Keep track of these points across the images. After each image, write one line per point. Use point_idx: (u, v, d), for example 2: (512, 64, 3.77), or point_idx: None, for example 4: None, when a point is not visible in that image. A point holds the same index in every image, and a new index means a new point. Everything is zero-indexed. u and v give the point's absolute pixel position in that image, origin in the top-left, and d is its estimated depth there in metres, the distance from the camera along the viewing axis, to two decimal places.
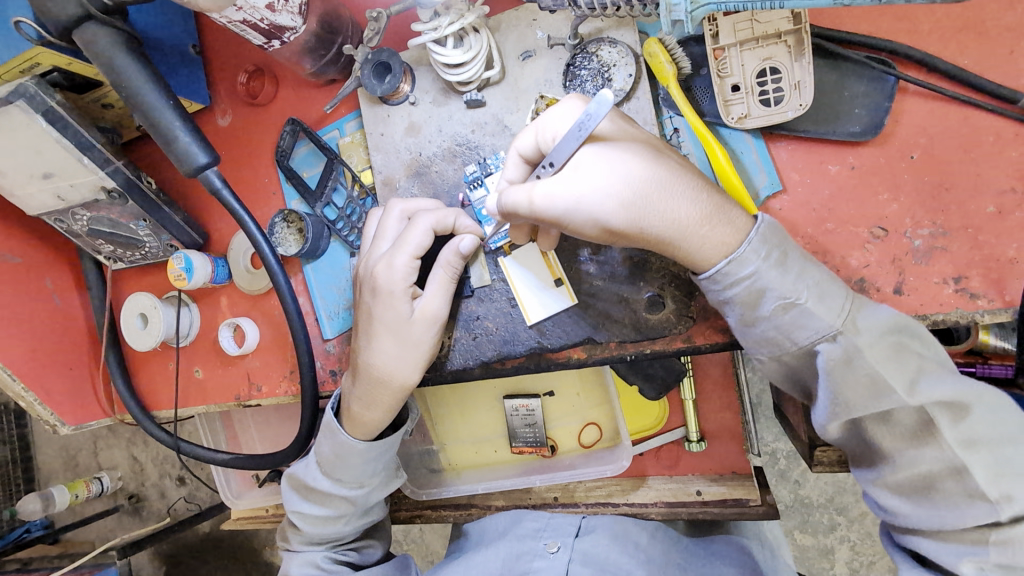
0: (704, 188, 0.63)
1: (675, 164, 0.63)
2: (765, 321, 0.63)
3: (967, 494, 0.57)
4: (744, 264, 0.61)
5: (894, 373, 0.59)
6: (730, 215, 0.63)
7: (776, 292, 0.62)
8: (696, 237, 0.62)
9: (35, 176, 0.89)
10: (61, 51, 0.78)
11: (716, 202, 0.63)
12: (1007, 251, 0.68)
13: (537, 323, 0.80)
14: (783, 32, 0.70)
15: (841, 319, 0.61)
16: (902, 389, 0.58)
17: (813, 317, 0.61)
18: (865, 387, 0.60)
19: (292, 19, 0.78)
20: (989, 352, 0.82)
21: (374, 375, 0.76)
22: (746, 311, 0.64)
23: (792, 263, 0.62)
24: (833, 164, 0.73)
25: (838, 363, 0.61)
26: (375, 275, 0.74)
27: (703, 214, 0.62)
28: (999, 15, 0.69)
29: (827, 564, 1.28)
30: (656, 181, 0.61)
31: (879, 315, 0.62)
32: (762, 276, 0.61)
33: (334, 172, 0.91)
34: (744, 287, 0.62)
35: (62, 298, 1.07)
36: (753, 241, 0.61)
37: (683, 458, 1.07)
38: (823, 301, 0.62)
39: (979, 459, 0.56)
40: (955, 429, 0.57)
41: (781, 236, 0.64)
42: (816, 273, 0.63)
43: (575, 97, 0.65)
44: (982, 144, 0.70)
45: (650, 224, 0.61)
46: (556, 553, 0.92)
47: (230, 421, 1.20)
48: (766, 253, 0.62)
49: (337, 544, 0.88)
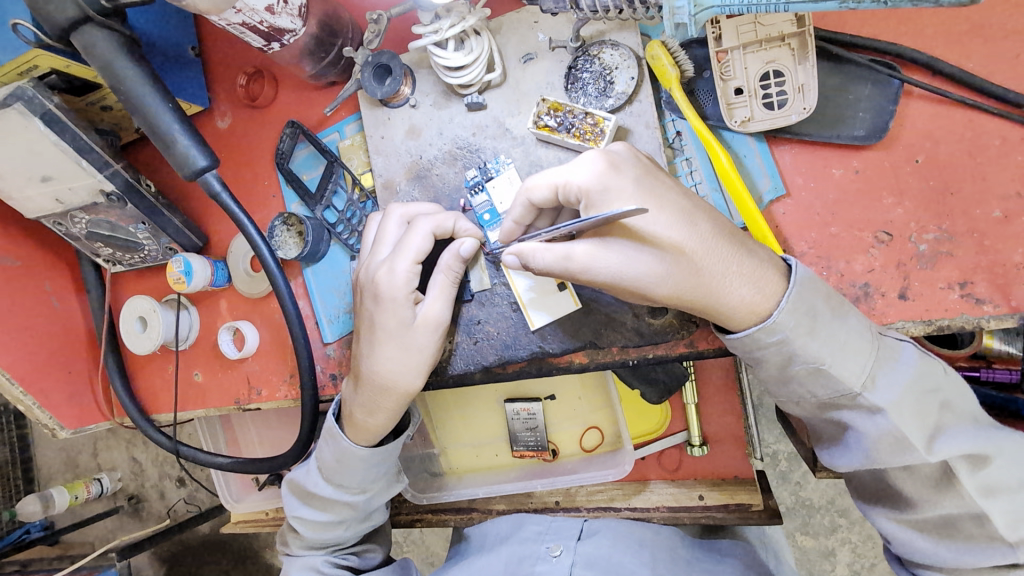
0: (737, 253, 0.61)
1: (708, 229, 0.61)
2: (792, 379, 0.62)
3: (987, 537, 0.58)
4: (772, 332, 0.60)
5: (915, 431, 0.58)
6: (762, 281, 0.61)
7: (805, 358, 0.60)
8: (728, 308, 0.61)
9: (32, 179, 0.88)
10: (59, 53, 0.78)
11: (749, 270, 0.61)
12: (1013, 256, 0.68)
13: (540, 328, 0.79)
14: (786, 35, 0.69)
15: (863, 381, 0.59)
16: (923, 446, 0.58)
17: (836, 379, 0.60)
18: (888, 445, 0.59)
19: (291, 21, 0.78)
20: (992, 357, 0.82)
21: (379, 386, 0.75)
22: (770, 367, 0.63)
23: (820, 328, 0.60)
24: (837, 168, 0.72)
25: (863, 424, 0.60)
26: (376, 282, 0.74)
27: (735, 284, 0.60)
28: (1003, 18, 0.69)
29: (829, 567, 1.28)
30: (690, 255, 0.60)
31: (900, 369, 0.60)
32: (792, 344, 0.60)
33: (334, 175, 0.89)
34: (772, 351, 0.61)
35: (61, 301, 1.07)
36: (783, 311, 0.59)
37: (686, 462, 1.05)
38: (847, 361, 0.60)
39: (998, 506, 0.57)
40: (975, 477, 0.57)
41: (811, 293, 0.60)
42: (842, 332, 0.60)
43: (601, 154, 0.62)
44: (986, 149, 0.69)
45: (684, 296, 0.61)
46: (558, 556, 0.91)
47: (230, 424, 1.19)
48: (796, 321, 0.59)
49: (338, 549, 0.88)
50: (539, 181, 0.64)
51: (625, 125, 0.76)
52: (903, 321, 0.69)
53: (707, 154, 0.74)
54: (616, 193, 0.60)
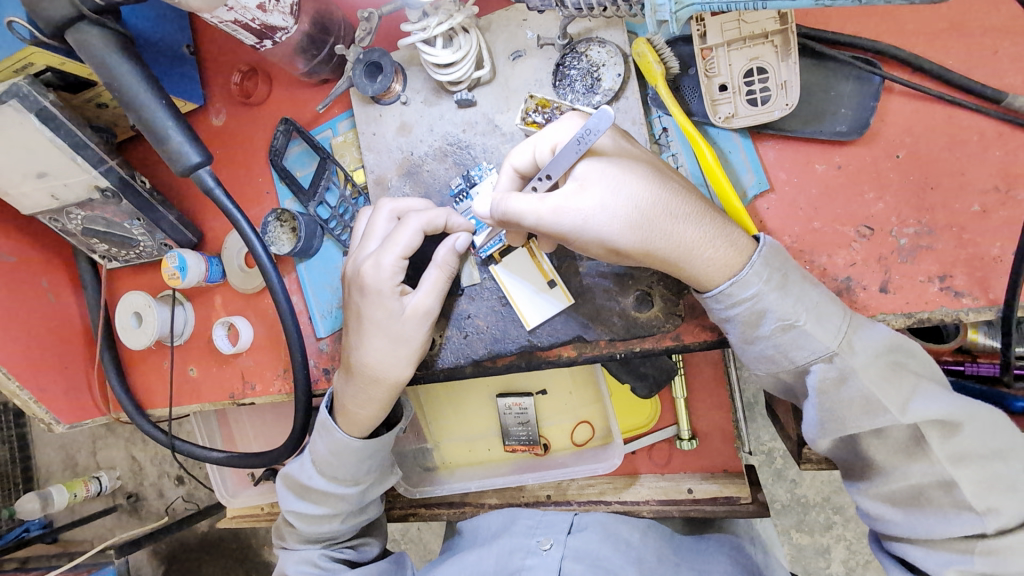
0: (707, 210, 0.64)
1: (679, 185, 0.64)
2: (764, 339, 0.64)
3: (954, 505, 0.59)
4: (746, 286, 0.62)
5: (888, 394, 0.60)
6: (732, 236, 0.63)
7: (778, 313, 0.62)
8: (702, 255, 0.62)
9: (28, 176, 0.89)
10: (54, 50, 0.79)
11: (719, 222, 0.63)
12: (992, 250, 0.69)
13: (536, 327, 0.80)
14: (770, 32, 0.70)
15: (839, 341, 0.62)
16: (896, 408, 0.59)
17: (811, 338, 0.62)
18: (861, 407, 0.61)
19: (282, 19, 0.79)
20: (977, 352, 0.83)
21: (368, 374, 0.76)
22: (744, 334, 0.65)
23: (792, 285, 0.63)
24: (820, 164, 0.74)
25: (835, 386, 0.62)
26: (363, 275, 0.75)
27: (707, 232, 0.62)
28: (983, 16, 0.70)
29: (823, 563, 1.28)
30: (663, 203, 0.62)
31: (874, 335, 0.62)
32: (764, 298, 0.62)
33: (327, 172, 0.90)
34: (745, 307, 0.63)
35: (57, 297, 1.08)
36: (756, 265, 0.62)
37: (675, 456, 1.08)
38: (821, 322, 0.62)
39: (967, 474, 0.58)
40: (946, 445, 0.59)
41: (782, 257, 0.64)
42: (814, 294, 0.63)
43: (576, 115, 0.67)
44: (966, 144, 0.70)
45: (657, 244, 0.62)
46: (548, 550, 0.91)
47: (225, 419, 1.21)
48: (768, 275, 0.62)
49: (334, 543, 0.89)
50: (521, 148, 0.68)
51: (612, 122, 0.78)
52: (884, 314, 0.70)
53: (693, 150, 0.75)
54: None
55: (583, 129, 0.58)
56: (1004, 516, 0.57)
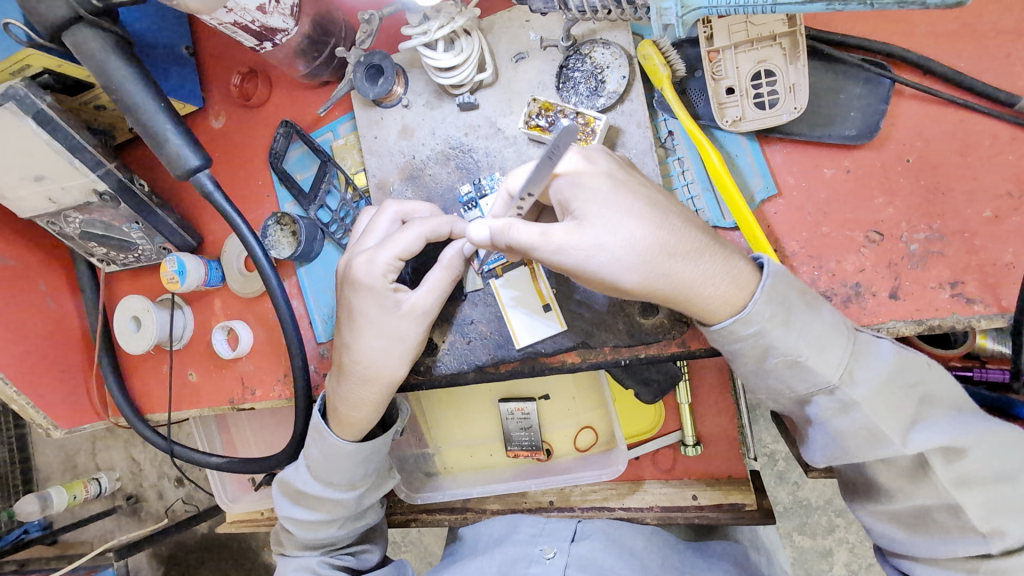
0: (709, 245, 0.62)
1: (679, 219, 0.62)
2: (768, 370, 0.62)
3: (960, 528, 0.58)
4: (749, 324, 0.60)
5: (890, 423, 0.59)
6: (734, 272, 0.61)
7: (781, 350, 0.60)
8: (703, 293, 0.60)
9: (25, 179, 0.88)
10: (51, 52, 0.78)
11: (720, 257, 0.61)
12: (1003, 256, 0.68)
13: (526, 347, 0.80)
14: (777, 35, 0.69)
15: (840, 374, 0.60)
16: (899, 438, 0.58)
17: (814, 371, 0.60)
18: (866, 436, 0.60)
19: (283, 21, 0.78)
20: (986, 357, 0.82)
21: (361, 371, 0.75)
22: (750, 363, 0.63)
23: (795, 319, 0.60)
24: (829, 168, 0.73)
25: (836, 417, 0.61)
26: (353, 269, 0.73)
27: (706, 270, 0.60)
28: (994, 18, 0.69)
29: (826, 566, 1.27)
30: (666, 244, 0.60)
31: (878, 362, 0.60)
32: (767, 335, 0.60)
33: (328, 175, 0.89)
34: (748, 343, 0.61)
35: (55, 300, 1.06)
36: (757, 301, 0.60)
37: (681, 459, 1.05)
38: (824, 355, 0.60)
39: (972, 497, 0.57)
40: (950, 468, 0.58)
41: (787, 288, 0.61)
42: (818, 324, 0.61)
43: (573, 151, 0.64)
44: (977, 148, 0.69)
45: (660, 284, 0.60)
46: (552, 559, 0.90)
47: (225, 425, 1.20)
48: (771, 313, 0.60)
49: (333, 549, 0.87)
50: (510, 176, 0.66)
51: (616, 125, 0.76)
52: (893, 321, 0.70)
53: (699, 154, 0.74)
54: (590, 180, 0.62)
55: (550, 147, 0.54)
56: (1009, 538, 0.57)
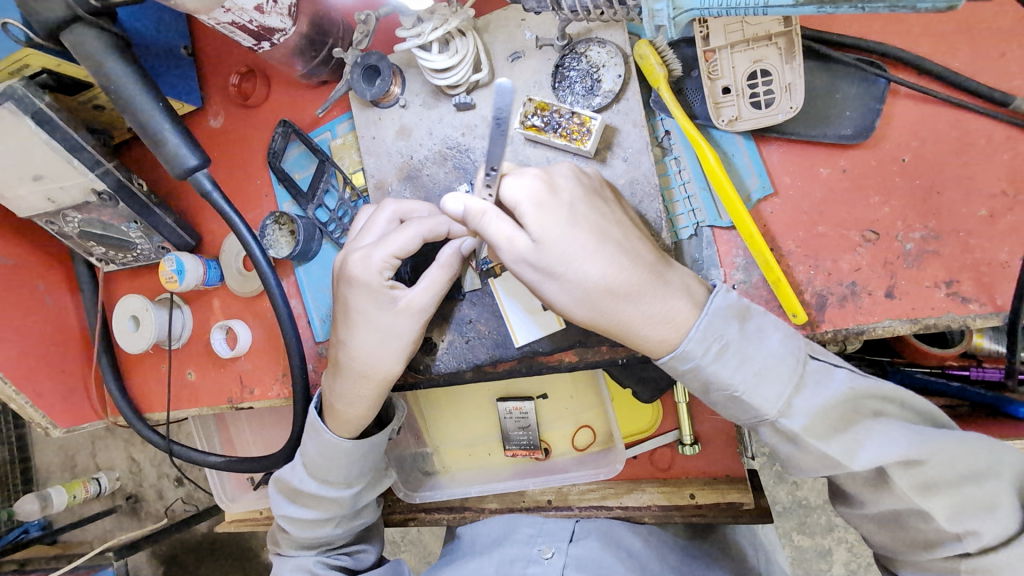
0: (653, 285, 0.62)
1: (631, 256, 0.63)
2: (713, 399, 0.64)
3: (937, 532, 0.59)
4: (684, 360, 0.62)
5: (834, 449, 0.59)
6: (670, 315, 0.62)
7: (718, 384, 0.62)
8: (639, 330, 0.63)
9: (24, 178, 0.88)
10: (49, 52, 0.78)
11: (663, 298, 0.62)
12: (999, 256, 0.68)
13: (525, 344, 0.80)
14: (773, 34, 0.69)
15: (778, 407, 0.60)
16: (845, 459, 0.59)
17: (751, 404, 0.62)
18: (814, 461, 0.60)
19: (281, 21, 0.78)
20: (983, 356, 0.82)
21: (356, 369, 0.75)
22: (692, 391, 0.65)
23: (730, 353, 0.62)
24: (825, 167, 0.73)
25: (783, 443, 0.62)
26: (349, 266, 0.72)
27: (646, 311, 0.62)
28: (989, 17, 0.69)
29: (825, 566, 1.27)
30: (608, 284, 0.62)
31: (821, 391, 0.60)
32: (703, 370, 0.62)
33: (326, 174, 0.90)
34: (690, 375, 0.64)
35: (54, 299, 1.07)
36: (692, 340, 0.61)
37: (678, 461, 1.03)
38: (761, 389, 0.61)
39: (937, 501, 0.57)
40: (908, 475, 0.58)
41: (726, 324, 0.62)
42: (756, 358, 0.61)
43: (539, 175, 0.63)
44: (972, 147, 0.69)
45: (601, 320, 0.64)
46: (550, 558, 0.91)
47: (225, 424, 1.20)
48: (705, 349, 0.62)
49: (330, 548, 0.87)
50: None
51: (613, 124, 0.77)
52: (890, 320, 0.70)
53: (695, 153, 0.75)
54: (549, 210, 0.62)
55: (495, 110, 0.55)
56: (984, 537, 0.57)
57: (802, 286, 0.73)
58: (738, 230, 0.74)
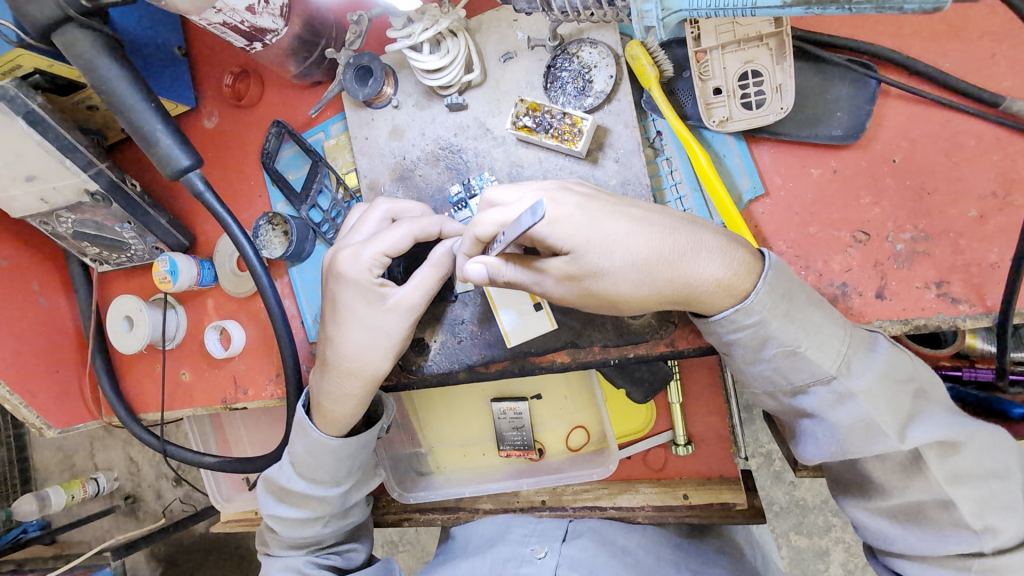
0: (702, 238, 0.62)
1: (667, 223, 0.62)
2: (764, 361, 0.63)
3: (952, 524, 0.59)
4: (750, 313, 0.61)
5: (889, 419, 0.59)
6: (732, 258, 0.61)
7: (780, 340, 0.61)
8: (708, 294, 0.61)
9: (17, 179, 0.88)
10: (41, 53, 0.78)
11: (717, 249, 0.61)
12: (989, 256, 0.68)
13: (517, 346, 0.80)
14: (765, 35, 0.69)
15: (838, 365, 0.61)
16: (895, 433, 0.59)
17: (812, 362, 0.61)
18: (862, 430, 0.60)
19: (272, 21, 0.78)
20: (975, 357, 0.81)
21: (345, 367, 0.75)
22: (744, 351, 0.63)
23: (796, 312, 0.61)
24: (816, 168, 0.73)
25: (834, 409, 0.61)
26: (340, 263, 0.73)
27: (709, 266, 0.61)
28: (979, 18, 0.69)
29: (822, 566, 1.27)
30: (663, 254, 0.61)
31: (874, 356, 0.61)
32: (767, 326, 0.61)
33: (319, 175, 0.90)
34: (748, 333, 0.62)
35: (48, 300, 1.07)
36: (760, 292, 0.60)
37: (671, 463, 1.05)
38: (823, 347, 0.61)
39: (965, 493, 0.58)
40: (944, 464, 0.58)
41: (786, 278, 0.62)
42: (818, 318, 0.61)
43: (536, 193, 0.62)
44: (962, 148, 0.69)
45: (668, 294, 0.62)
46: (543, 558, 0.91)
47: (220, 424, 1.20)
48: (772, 303, 0.61)
49: (319, 548, 0.87)
50: (484, 217, 0.62)
51: (604, 125, 0.77)
52: (880, 321, 0.70)
53: (687, 154, 0.75)
54: (566, 221, 0.60)
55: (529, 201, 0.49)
56: (1001, 536, 0.58)
57: None
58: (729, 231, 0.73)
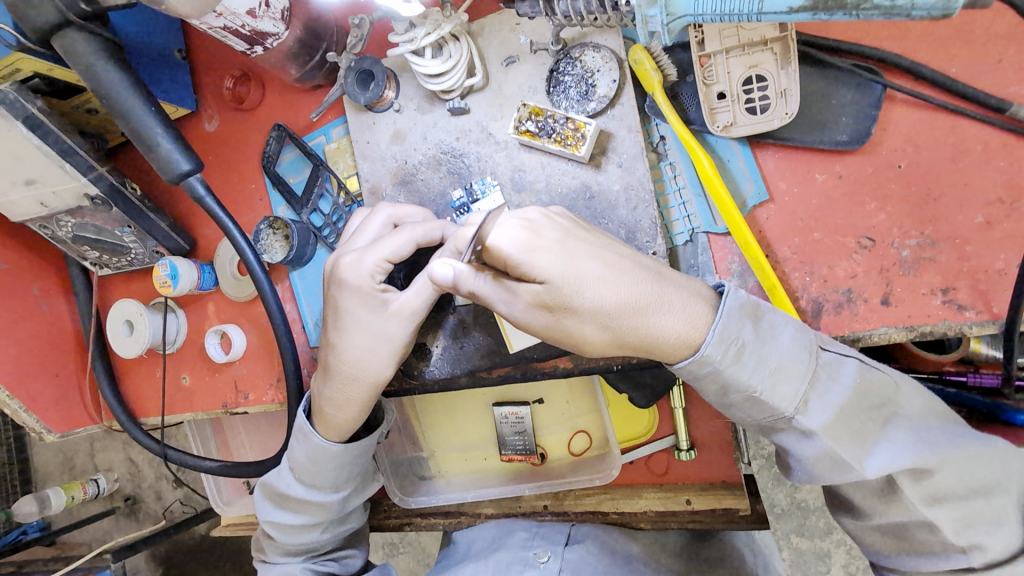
0: (666, 291, 0.61)
1: (637, 271, 0.61)
2: (732, 404, 0.63)
3: (941, 545, 0.60)
4: (704, 364, 0.61)
5: (851, 450, 0.59)
6: (690, 310, 0.61)
7: (737, 386, 0.61)
8: (663, 345, 0.61)
9: (17, 183, 0.88)
10: (40, 56, 0.77)
11: (678, 303, 0.61)
12: (995, 263, 0.67)
13: (520, 351, 0.79)
14: (769, 39, 0.69)
15: (795, 405, 0.60)
16: (859, 464, 0.59)
17: (768, 403, 0.61)
18: (826, 464, 0.60)
19: (273, 25, 0.78)
20: (980, 362, 0.82)
21: (347, 372, 0.75)
22: (709, 394, 0.64)
23: (748, 355, 0.61)
24: (820, 173, 0.72)
25: (799, 444, 0.62)
26: (341, 269, 0.72)
27: (668, 319, 0.60)
28: (986, 23, 0.69)
29: (823, 569, 1.27)
30: (631, 303, 0.60)
31: (836, 389, 0.60)
32: (721, 374, 0.61)
33: (320, 179, 0.90)
34: (707, 381, 0.62)
35: (48, 303, 1.06)
36: (710, 344, 0.60)
37: (673, 467, 1.04)
38: (777, 388, 0.60)
39: (943, 513, 0.59)
40: (918, 487, 0.58)
41: (741, 322, 0.61)
42: (774, 356, 0.60)
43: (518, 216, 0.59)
44: (969, 154, 0.69)
45: (628, 339, 0.61)
46: (546, 562, 0.92)
47: (221, 428, 1.20)
48: (722, 352, 0.60)
49: (315, 555, 0.87)
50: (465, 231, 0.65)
51: (607, 129, 0.76)
52: (885, 328, 0.70)
53: (691, 159, 0.74)
54: (544, 253, 0.58)
55: None
56: (989, 552, 0.58)
57: (798, 292, 0.72)
58: (733, 237, 0.73)
